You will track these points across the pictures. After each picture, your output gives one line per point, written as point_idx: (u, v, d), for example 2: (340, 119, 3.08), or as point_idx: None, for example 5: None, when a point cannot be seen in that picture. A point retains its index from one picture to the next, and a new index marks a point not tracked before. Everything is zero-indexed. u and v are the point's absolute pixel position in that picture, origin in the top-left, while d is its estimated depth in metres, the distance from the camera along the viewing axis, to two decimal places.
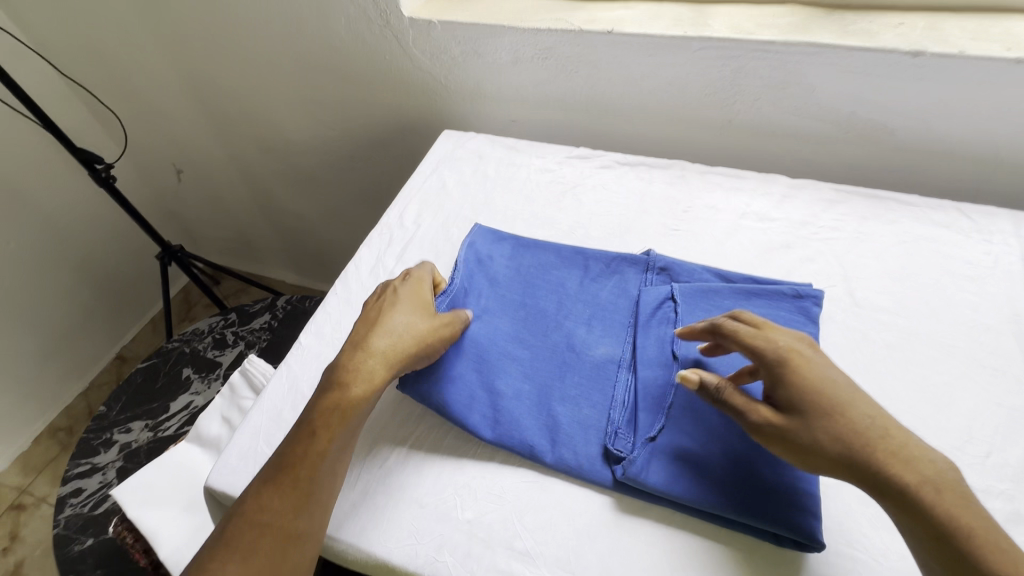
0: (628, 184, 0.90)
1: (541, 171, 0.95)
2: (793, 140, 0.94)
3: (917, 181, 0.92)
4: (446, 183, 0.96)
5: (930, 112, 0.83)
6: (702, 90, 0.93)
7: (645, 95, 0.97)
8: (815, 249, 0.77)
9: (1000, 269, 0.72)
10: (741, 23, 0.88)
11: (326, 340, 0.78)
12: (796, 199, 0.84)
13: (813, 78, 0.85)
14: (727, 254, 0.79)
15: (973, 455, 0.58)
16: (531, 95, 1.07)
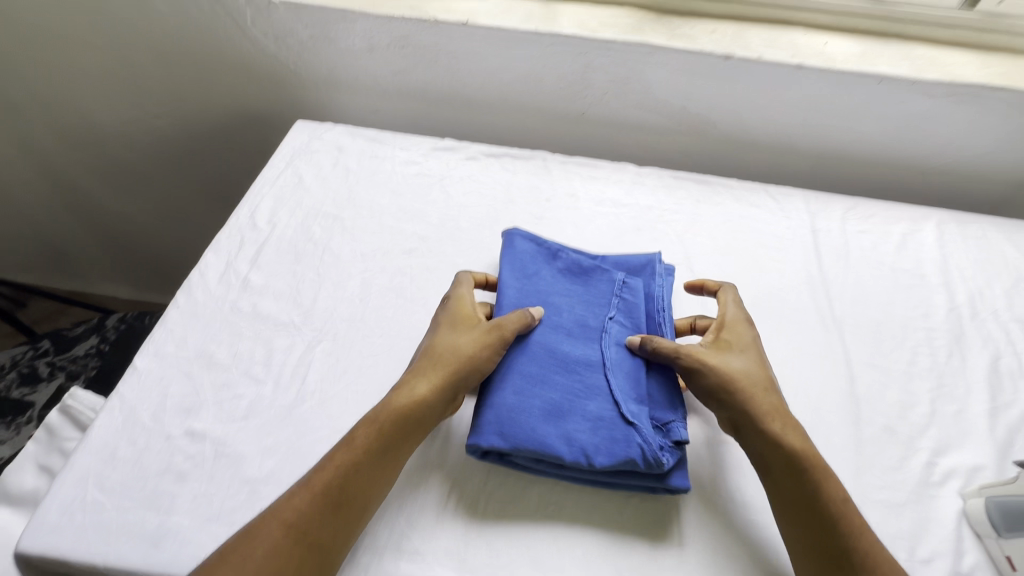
0: (493, 175, 0.92)
1: (407, 164, 0.94)
2: (637, 131, 1.04)
3: (735, 167, 1.08)
4: (306, 178, 0.90)
5: (737, 106, 0.96)
6: (555, 83, 0.98)
7: (503, 89, 1.00)
8: (660, 230, 0.86)
9: (796, 238, 0.87)
10: (586, 22, 0.93)
11: (165, 357, 0.69)
12: (642, 186, 0.93)
13: (649, 77, 0.94)
14: (587, 238, 0.85)
15: (784, 395, 0.69)
16: (392, 85, 1.03)
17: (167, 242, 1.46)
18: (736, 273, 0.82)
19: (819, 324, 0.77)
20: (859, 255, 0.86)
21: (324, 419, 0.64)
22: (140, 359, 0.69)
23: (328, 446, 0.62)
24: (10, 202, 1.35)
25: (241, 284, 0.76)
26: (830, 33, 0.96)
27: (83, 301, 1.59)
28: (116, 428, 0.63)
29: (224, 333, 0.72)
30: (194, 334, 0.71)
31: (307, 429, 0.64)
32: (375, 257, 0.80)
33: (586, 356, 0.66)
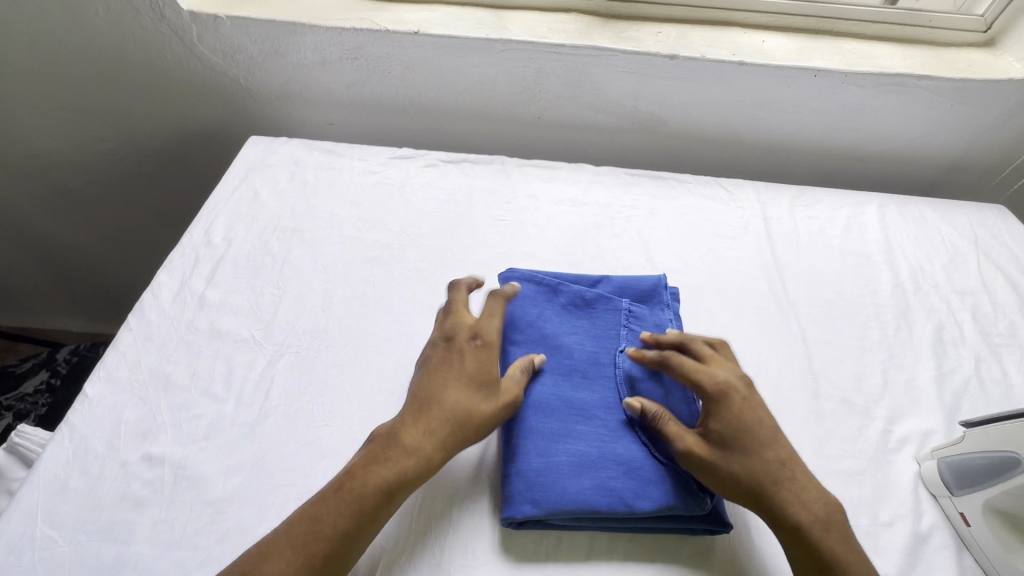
0: (574, 190, 0.92)
1: (493, 179, 0.91)
2: (701, 142, 1.04)
3: (792, 173, 1.08)
4: (401, 191, 0.87)
5: (856, 121, 0.98)
6: (630, 99, 0.98)
7: (586, 108, 1.00)
8: (740, 248, 0.85)
9: (866, 250, 0.87)
10: (663, 39, 0.94)
11: (275, 377, 0.63)
12: (714, 200, 0.93)
13: (716, 89, 0.95)
14: (669, 258, 0.83)
15: (912, 428, 0.66)
16: (470, 104, 1.00)
17: (131, 267, 1.34)
18: (861, 294, 0.80)
19: (919, 343, 0.75)
20: (929, 264, 0.86)
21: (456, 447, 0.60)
22: (257, 368, 0.63)
23: (469, 474, 0.58)
24: (62, 190, 1.16)
25: (352, 298, 0.72)
26: (883, 44, 0.97)
27: (42, 337, 1.43)
28: (236, 439, 0.57)
29: (318, 368, 0.64)
30: (290, 358, 0.65)
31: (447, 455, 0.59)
32: (475, 281, 0.75)
33: None
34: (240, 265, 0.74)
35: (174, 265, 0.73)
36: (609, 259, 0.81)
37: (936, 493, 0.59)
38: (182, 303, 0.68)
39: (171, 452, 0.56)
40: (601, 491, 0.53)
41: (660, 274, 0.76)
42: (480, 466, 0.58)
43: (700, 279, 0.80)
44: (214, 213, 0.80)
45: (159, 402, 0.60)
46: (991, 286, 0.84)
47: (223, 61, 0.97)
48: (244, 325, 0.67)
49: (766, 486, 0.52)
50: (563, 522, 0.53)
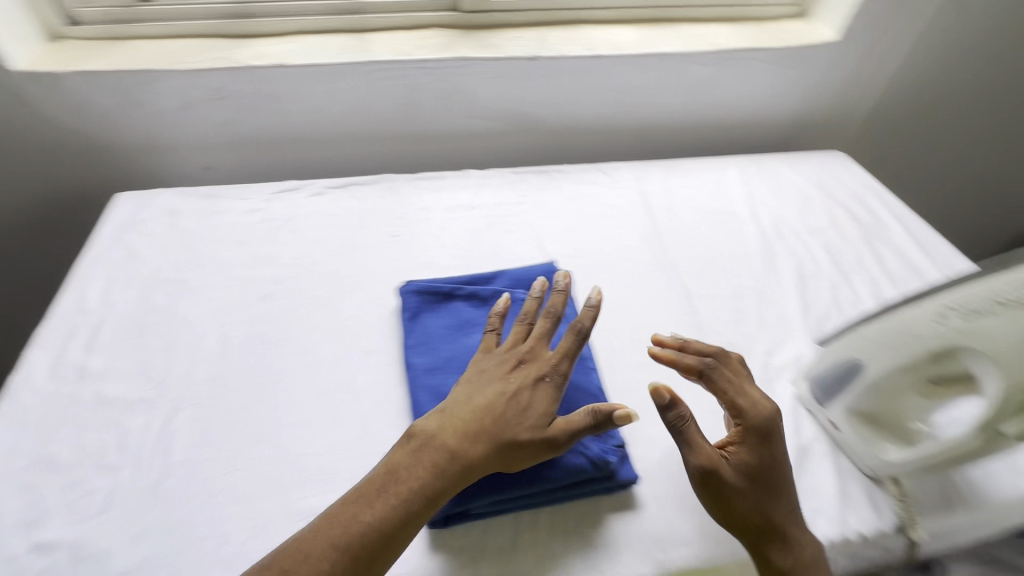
0: (464, 195, 0.95)
1: (382, 198, 0.93)
2: (578, 134, 1.11)
3: (665, 149, 1.17)
4: (289, 225, 0.86)
5: (707, 95, 1.09)
6: (502, 102, 1.03)
7: (462, 117, 1.03)
8: (623, 225, 0.92)
9: (732, 209, 0.97)
10: (521, 42, 0.99)
11: (175, 433, 0.60)
12: (595, 185, 0.99)
13: (581, 83, 1.02)
14: (560, 244, 0.88)
15: (786, 357, 0.74)
16: (351, 128, 1.01)
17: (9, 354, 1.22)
18: (733, 248, 0.89)
19: (784, 282, 0.84)
20: (785, 212, 0.97)
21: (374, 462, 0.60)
22: (153, 429, 0.61)
23: None
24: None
25: (250, 338, 0.70)
26: (717, 24, 1.09)
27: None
28: (139, 506, 0.55)
29: (223, 415, 0.63)
30: (190, 411, 0.63)
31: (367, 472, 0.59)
32: (375, 298, 0.76)
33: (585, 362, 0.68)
34: (123, 327, 0.70)
35: (46, 340, 0.68)
36: (505, 255, 0.84)
37: (810, 408, 0.67)
38: (58, 378, 0.64)
39: (65, 535, 0.52)
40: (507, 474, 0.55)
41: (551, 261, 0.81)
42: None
43: (591, 259, 0.85)
44: (86, 278, 0.76)
45: (45, 486, 0.55)
46: (837, 222, 0.96)
47: (76, 119, 0.92)
48: (133, 387, 0.64)
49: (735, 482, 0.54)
50: (483, 509, 0.56)
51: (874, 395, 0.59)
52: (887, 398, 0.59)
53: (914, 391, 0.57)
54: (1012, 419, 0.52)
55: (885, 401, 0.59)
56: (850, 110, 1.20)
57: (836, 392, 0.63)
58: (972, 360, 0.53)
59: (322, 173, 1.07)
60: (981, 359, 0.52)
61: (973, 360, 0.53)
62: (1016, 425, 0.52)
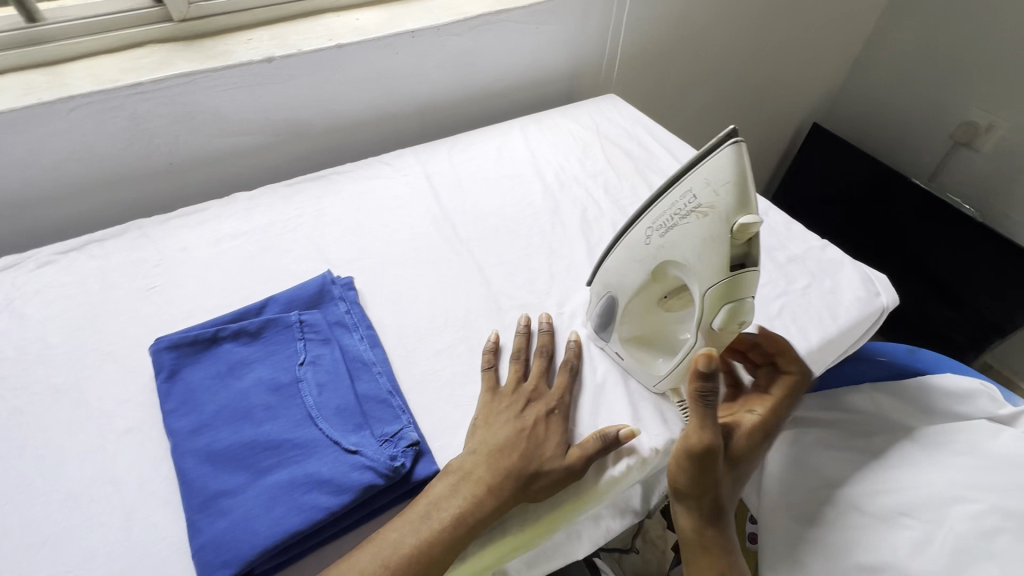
0: (232, 222, 0.86)
1: (131, 248, 0.81)
2: (356, 129, 1.05)
3: (453, 125, 1.16)
4: (9, 308, 0.72)
5: (474, 64, 1.08)
6: (254, 113, 0.93)
7: (213, 138, 0.93)
8: (410, 214, 0.89)
9: (517, 172, 0.98)
10: (253, 44, 0.90)
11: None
12: (378, 179, 0.95)
13: (336, 76, 0.96)
14: (346, 249, 0.83)
15: (577, 303, 0.77)
16: (75, 178, 0.86)
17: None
18: (521, 209, 0.91)
19: (570, 231, 0.87)
20: (567, 164, 1.00)
21: (144, 553, 0.53)
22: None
23: (167, 573, 0.51)
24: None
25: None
26: None
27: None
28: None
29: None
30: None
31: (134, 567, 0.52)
32: (130, 366, 0.67)
33: (371, 368, 0.64)
34: None
35: None
36: (284, 276, 0.78)
37: (601, 344, 0.70)
38: None
39: None
40: (286, 517, 0.51)
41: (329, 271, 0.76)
42: (180, 555, 0.53)
43: (378, 256, 0.82)
44: None
45: None
46: (614, 161, 1.01)
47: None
48: None
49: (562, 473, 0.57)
50: (269, 561, 0.51)
51: (628, 321, 0.65)
52: (641, 322, 0.66)
53: (657, 306, 0.65)
54: (708, 316, 0.56)
55: (640, 324, 0.66)
56: (614, 53, 1.26)
57: (605, 330, 0.68)
58: (668, 267, 0.59)
59: (62, 236, 0.91)
60: (672, 265, 0.58)
61: (669, 268, 0.59)
62: (716, 322, 0.56)
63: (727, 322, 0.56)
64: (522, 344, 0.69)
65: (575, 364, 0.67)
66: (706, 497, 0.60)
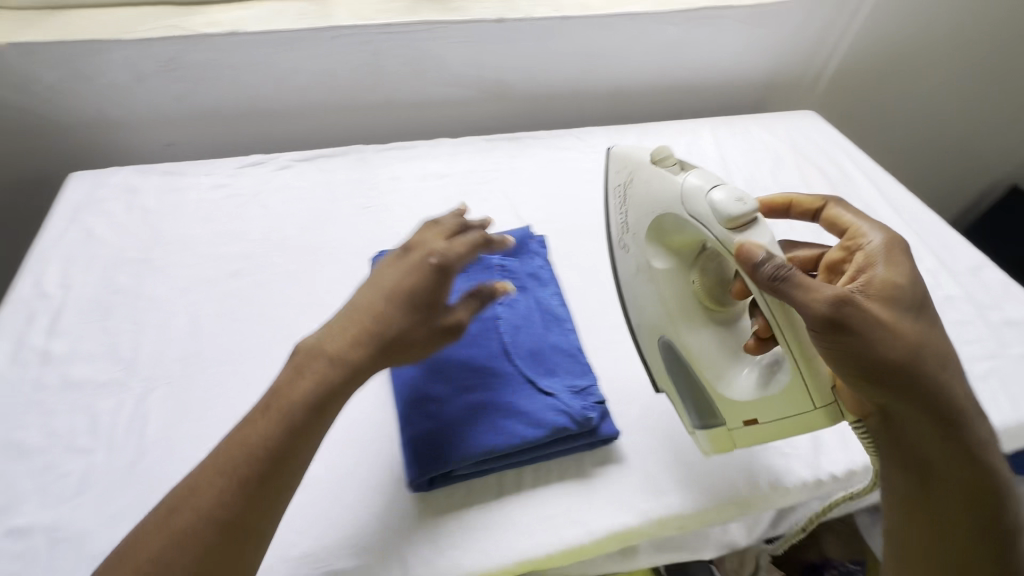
0: (436, 164, 0.93)
1: (352, 169, 0.90)
2: (550, 99, 1.09)
3: (637, 113, 1.17)
4: (256, 199, 0.84)
5: (678, 57, 1.07)
6: (470, 67, 1.00)
7: (430, 85, 1.00)
8: (597, 190, 0.91)
9: (706, 171, 0.97)
10: (487, 4, 0.96)
11: (149, 413, 0.59)
12: (569, 150, 0.98)
13: (551, 45, 1.00)
14: (536, 210, 0.87)
15: None
16: (315, 99, 0.97)
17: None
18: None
19: None
20: (758, 173, 0.97)
21: (359, 432, 0.60)
22: (126, 410, 0.59)
23: (376, 454, 0.58)
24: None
25: (222, 315, 0.69)
26: None
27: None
28: (117, 485, 0.54)
29: (198, 392, 0.62)
30: (164, 390, 0.62)
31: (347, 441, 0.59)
32: (350, 271, 0.75)
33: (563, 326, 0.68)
34: (86, 310, 0.68)
35: (4, 326, 0.65)
36: (480, 223, 0.84)
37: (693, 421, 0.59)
38: (21, 364, 0.62)
39: (40, 519, 0.51)
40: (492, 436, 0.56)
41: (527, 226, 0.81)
42: (387, 443, 0.59)
43: (566, 223, 0.85)
44: (43, 262, 0.73)
45: (15, 472, 0.54)
46: (809, 180, 0.97)
47: (18, 97, 0.86)
48: (102, 370, 0.63)
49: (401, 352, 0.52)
50: (469, 470, 0.56)
51: (687, 350, 0.56)
52: (699, 344, 0.56)
53: (701, 320, 0.57)
54: (711, 227, 0.50)
55: (704, 353, 0.55)
56: (819, 70, 1.20)
57: (686, 389, 0.58)
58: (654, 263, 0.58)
59: (288, 147, 1.03)
60: (650, 257, 0.58)
61: (655, 261, 0.58)
62: (719, 230, 0.50)
63: (731, 214, 0.49)
64: (450, 229, 0.60)
65: (427, 253, 0.55)
66: (906, 369, 0.47)
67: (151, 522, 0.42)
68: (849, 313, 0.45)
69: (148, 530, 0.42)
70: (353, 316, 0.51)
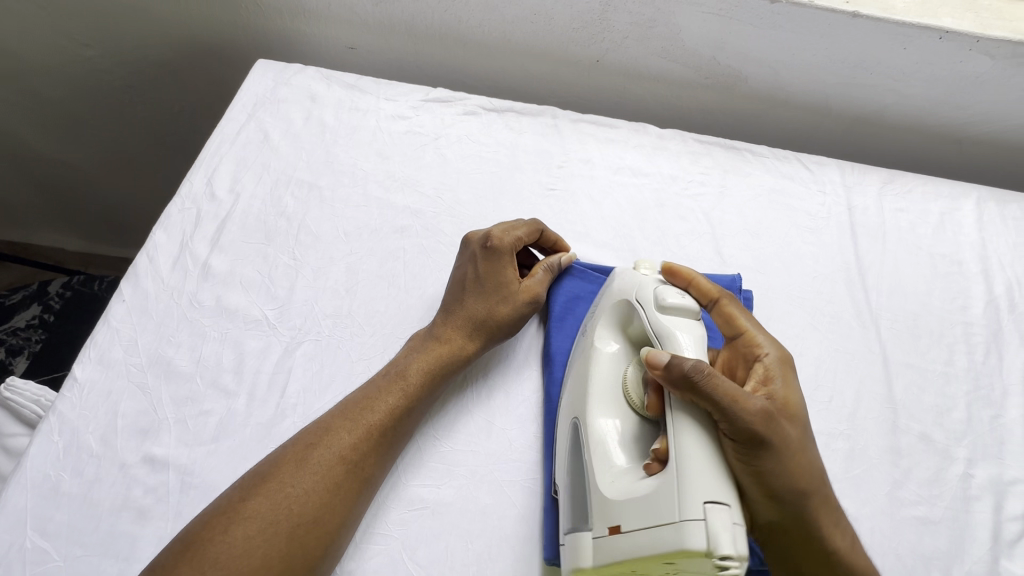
0: (635, 155, 0.78)
1: (542, 136, 0.78)
2: (780, 106, 0.89)
3: (874, 149, 0.94)
4: (435, 145, 0.74)
5: (969, 95, 0.83)
6: (708, 47, 0.82)
7: (651, 55, 0.84)
8: (817, 244, 0.74)
9: (957, 257, 0.77)
10: None
11: (293, 369, 0.55)
12: (794, 181, 0.80)
13: (817, 45, 0.79)
14: (741, 250, 0.72)
15: (992, 475, 0.60)
16: (519, 38, 0.84)
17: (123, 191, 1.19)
18: (949, 311, 0.72)
19: (1005, 375, 0.67)
20: None
21: (501, 468, 0.53)
22: (271, 357, 0.55)
23: (515, 502, 0.52)
24: (38, 97, 1.00)
25: (380, 276, 0.62)
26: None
27: (29, 254, 1.28)
28: (251, 441, 0.51)
29: (342, 361, 0.56)
30: (311, 347, 0.57)
31: (489, 472, 0.53)
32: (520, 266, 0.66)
33: None
34: (249, 228, 0.63)
35: (172, 222, 0.62)
36: (672, 247, 0.71)
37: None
38: (182, 272, 0.59)
39: (176, 455, 0.49)
40: None
41: (735, 273, 0.67)
42: (526, 490, 0.52)
43: (773, 279, 0.70)
44: (217, 157, 0.68)
45: (161, 393, 0.52)
46: None
47: None
48: (255, 303, 0.58)
49: (497, 333, 0.57)
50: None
51: (595, 440, 0.47)
52: (606, 434, 0.48)
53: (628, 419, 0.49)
54: (648, 315, 0.48)
55: (608, 446, 0.47)
56: None
57: (577, 493, 0.47)
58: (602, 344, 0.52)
59: (470, 84, 0.92)
60: (599, 338, 0.53)
61: (604, 345, 0.52)
62: (657, 320, 0.47)
63: (676, 308, 0.47)
64: (489, 247, 0.58)
65: (476, 246, 0.59)
66: (792, 495, 0.43)
67: (289, 456, 0.46)
68: (772, 430, 0.41)
69: (268, 472, 0.45)
70: (443, 327, 0.56)
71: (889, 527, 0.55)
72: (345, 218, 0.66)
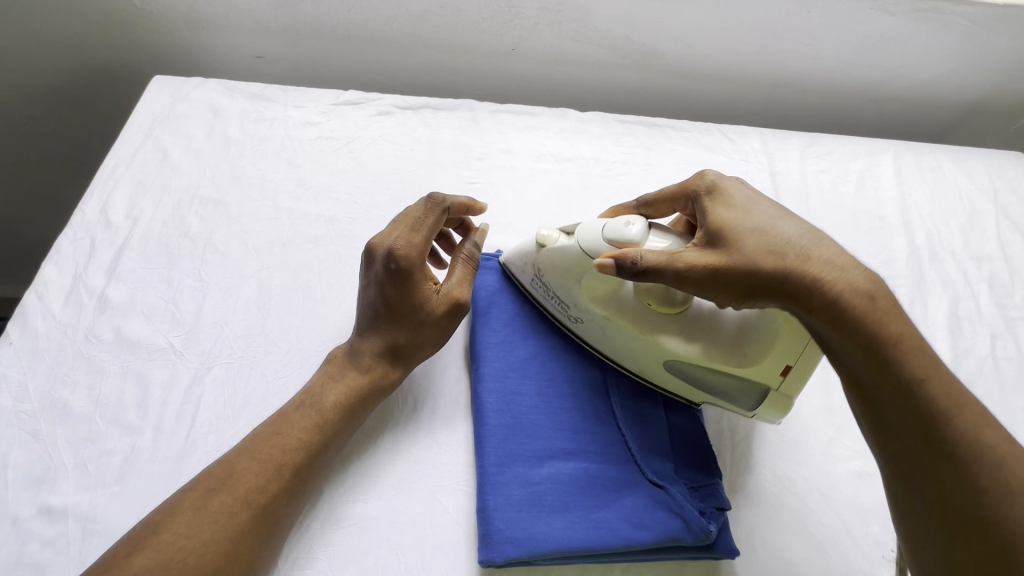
0: (557, 141, 0.77)
1: (460, 129, 0.76)
2: (699, 79, 0.89)
3: (797, 115, 0.96)
4: (348, 148, 0.72)
5: (875, 54, 0.85)
6: (619, 26, 0.81)
7: (564, 39, 0.83)
8: None
9: (877, 212, 0.78)
10: None
11: (203, 396, 0.52)
12: (717, 153, 0.80)
13: (723, 16, 0.80)
14: None
15: None
16: (429, 32, 0.82)
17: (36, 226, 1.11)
18: (873, 265, 0.73)
19: (927, 322, 0.68)
20: (945, 226, 0.77)
21: (429, 475, 0.51)
22: (178, 386, 0.52)
23: (446, 509, 0.50)
24: None
25: (294, 289, 0.60)
26: None
27: None
28: (158, 478, 0.48)
29: (257, 382, 0.54)
30: (222, 371, 0.54)
31: (418, 481, 0.51)
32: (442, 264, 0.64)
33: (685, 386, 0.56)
34: (150, 253, 0.60)
35: (63, 255, 0.58)
36: None
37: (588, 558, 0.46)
38: (76, 306, 0.55)
39: (75, 502, 0.46)
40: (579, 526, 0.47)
41: None
42: (457, 493, 0.51)
43: None
44: (112, 182, 0.64)
45: (56, 438, 0.49)
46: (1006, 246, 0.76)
47: None
48: (159, 331, 0.55)
49: (420, 354, 0.55)
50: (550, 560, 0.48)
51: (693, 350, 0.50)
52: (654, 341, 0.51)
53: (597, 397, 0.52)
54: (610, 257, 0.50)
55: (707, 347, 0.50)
56: None
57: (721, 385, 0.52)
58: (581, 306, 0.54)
59: (388, 83, 0.90)
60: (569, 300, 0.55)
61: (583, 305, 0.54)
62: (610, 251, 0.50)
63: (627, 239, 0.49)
64: (392, 266, 0.52)
65: (379, 268, 0.53)
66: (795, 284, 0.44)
67: (190, 496, 0.43)
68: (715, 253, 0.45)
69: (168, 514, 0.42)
70: (359, 355, 0.53)
71: (824, 484, 0.56)
72: (255, 233, 0.63)
